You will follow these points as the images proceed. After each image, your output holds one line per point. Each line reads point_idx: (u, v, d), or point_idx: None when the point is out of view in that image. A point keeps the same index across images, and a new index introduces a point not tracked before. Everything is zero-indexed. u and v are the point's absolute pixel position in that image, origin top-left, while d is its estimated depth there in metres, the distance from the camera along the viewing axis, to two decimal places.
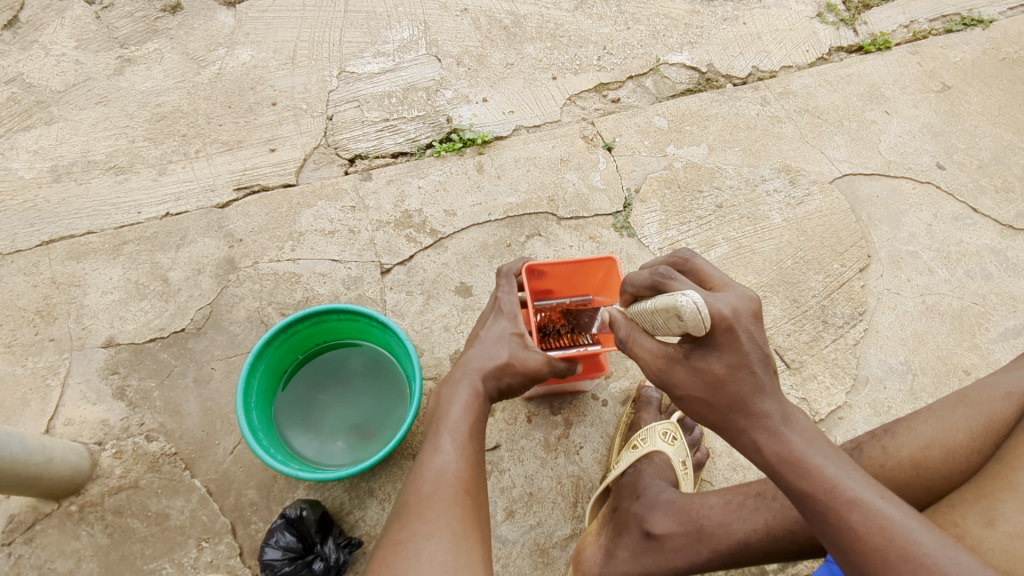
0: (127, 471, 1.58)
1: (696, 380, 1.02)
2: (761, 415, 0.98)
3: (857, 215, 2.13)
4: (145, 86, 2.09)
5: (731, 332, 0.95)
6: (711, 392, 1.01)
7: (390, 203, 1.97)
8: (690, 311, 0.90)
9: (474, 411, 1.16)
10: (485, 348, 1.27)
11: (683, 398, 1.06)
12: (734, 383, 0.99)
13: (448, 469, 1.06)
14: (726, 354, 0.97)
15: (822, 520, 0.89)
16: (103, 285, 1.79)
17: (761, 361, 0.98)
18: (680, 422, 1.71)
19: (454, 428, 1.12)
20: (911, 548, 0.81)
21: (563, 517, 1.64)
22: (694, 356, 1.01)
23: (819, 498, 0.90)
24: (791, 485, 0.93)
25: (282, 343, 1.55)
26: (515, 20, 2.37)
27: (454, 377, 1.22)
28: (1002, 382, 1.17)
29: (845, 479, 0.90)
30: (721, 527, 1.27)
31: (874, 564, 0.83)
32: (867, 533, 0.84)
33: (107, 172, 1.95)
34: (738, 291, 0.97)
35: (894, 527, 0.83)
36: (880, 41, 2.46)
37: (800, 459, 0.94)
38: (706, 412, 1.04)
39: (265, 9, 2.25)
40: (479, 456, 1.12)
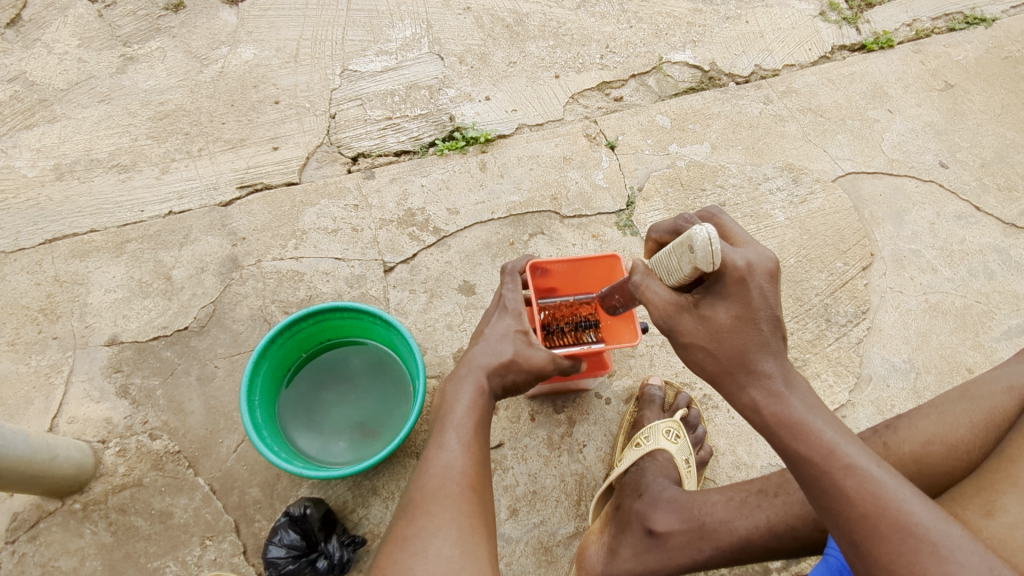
0: (131, 469, 1.58)
1: (700, 331, 1.01)
2: (762, 374, 0.97)
3: (860, 213, 2.12)
4: (147, 84, 2.09)
5: (743, 284, 0.97)
6: (713, 349, 1.00)
7: (393, 201, 1.97)
8: (705, 241, 0.87)
9: (479, 408, 1.16)
10: (490, 345, 1.26)
11: (684, 351, 1.04)
12: (739, 335, 0.98)
13: (454, 466, 1.06)
14: (737, 308, 0.98)
15: (815, 485, 0.89)
16: (106, 284, 1.79)
17: (770, 319, 0.97)
18: (684, 420, 1.69)
19: (459, 425, 1.12)
20: (903, 518, 0.82)
21: (566, 516, 1.64)
22: (704, 308, 1.00)
23: (817, 462, 0.90)
24: (787, 447, 0.93)
25: (285, 341, 1.55)
26: (518, 19, 2.36)
27: (458, 374, 1.21)
28: (1004, 376, 1.17)
29: (843, 445, 0.90)
30: (723, 525, 1.28)
31: (864, 531, 0.83)
32: (860, 501, 0.84)
33: (110, 171, 1.94)
34: (760, 248, 0.99)
35: (886, 496, 0.84)
36: (882, 39, 2.46)
37: (799, 421, 0.93)
38: (704, 370, 1.03)
39: (268, 7, 2.25)
40: (484, 453, 1.12)
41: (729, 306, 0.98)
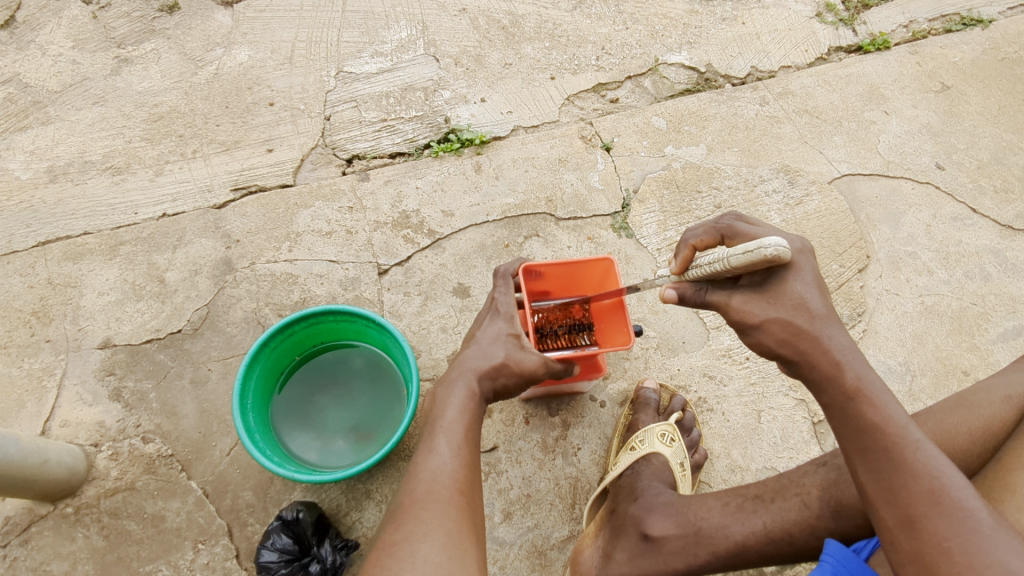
0: (123, 473, 1.57)
1: (778, 307, 1.03)
2: (840, 344, 1.00)
3: (856, 215, 2.12)
4: (142, 86, 2.08)
5: (805, 252, 1.05)
6: (794, 320, 1.01)
7: (388, 203, 1.96)
8: (779, 253, 0.95)
9: (471, 412, 1.15)
10: (482, 348, 1.26)
11: (756, 332, 1.05)
12: (820, 303, 1.02)
13: (443, 470, 1.05)
14: (813, 280, 1.03)
15: (879, 456, 0.90)
16: (100, 286, 1.78)
17: (820, 285, 1.03)
18: (679, 423, 1.69)
19: (450, 429, 1.11)
20: (963, 500, 0.83)
21: (560, 519, 1.63)
22: (779, 286, 1.03)
23: (889, 433, 0.91)
24: (860, 414, 0.94)
25: (278, 345, 1.54)
26: (514, 20, 2.36)
27: (450, 377, 1.21)
28: (1002, 385, 1.16)
29: (917, 425, 0.91)
30: (719, 530, 1.28)
31: (924, 506, 0.84)
32: (925, 477, 0.85)
33: (103, 173, 1.94)
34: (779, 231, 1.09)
35: (951, 477, 0.85)
36: (879, 41, 2.45)
37: (875, 393, 0.95)
38: (784, 343, 1.03)
39: (263, 9, 2.25)
40: (474, 457, 1.11)
41: (804, 277, 1.02)
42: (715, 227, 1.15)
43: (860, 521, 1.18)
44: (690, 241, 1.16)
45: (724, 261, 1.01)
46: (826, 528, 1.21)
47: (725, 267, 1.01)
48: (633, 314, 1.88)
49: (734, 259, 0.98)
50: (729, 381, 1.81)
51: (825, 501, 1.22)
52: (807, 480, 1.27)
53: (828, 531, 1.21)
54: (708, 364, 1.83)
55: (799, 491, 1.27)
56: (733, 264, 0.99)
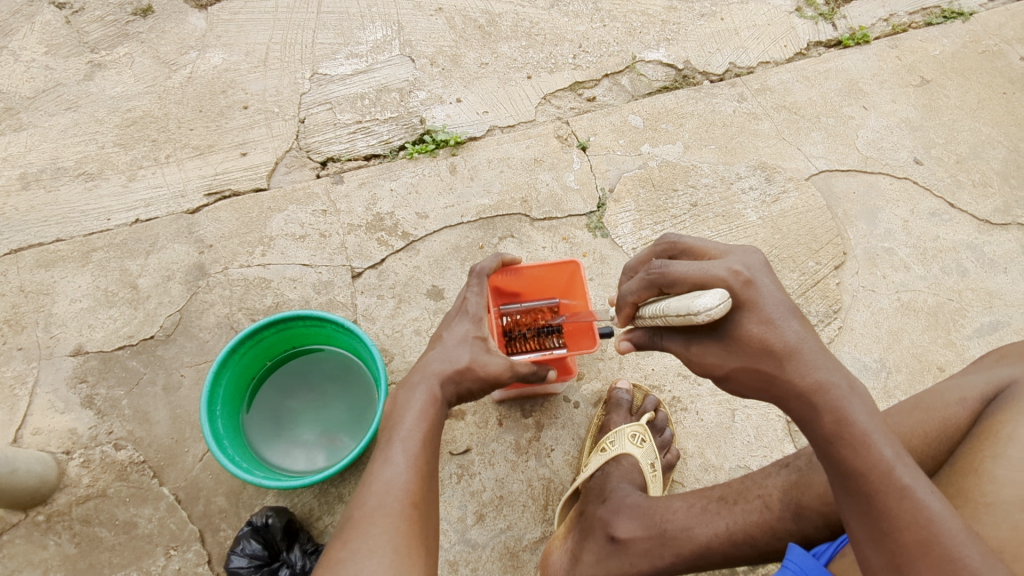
0: (95, 480, 1.57)
1: (736, 355, 1.00)
2: (819, 372, 0.94)
3: (833, 212, 2.11)
4: (115, 91, 2.08)
5: (751, 285, 0.98)
6: (769, 357, 0.96)
7: (362, 206, 1.96)
8: (712, 315, 0.90)
9: (432, 416, 1.15)
10: (446, 351, 1.25)
11: (725, 380, 1.05)
12: (789, 332, 0.96)
13: (394, 480, 1.05)
14: (775, 310, 0.97)
15: (863, 502, 0.85)
16: (72, 293, 1.78)
17: (785, 313, 0.97)
18: (651, 423, 1.69)
19: (406, 438, 1.10)
20: (956, 551, 0.77)
21: (533, 521, 1.64)
22: (735, 325, 0.99)
23: (871, 479, 0.85)
24: (840, 459, 0.89)
25: (248, 350, 1.54)
26: (490, 19, 2.35)
27: (412, 381, 1.20)
28: (957, 386, 1.15)
29: (903, 463, 0.85)
30: (684, 532, 1.28)
31: (912, 559, 0.79)
32: (914, 529, 0.80)
33: (75, 179, 1.93)
34: (738, 249, 1.04)
35: (942, 525, 0.79)
36: (858, 35, 2.44)
37: (864, 430, 0.89)
38: (761, 387, 1.00)
39: (238, 11, 2.24)
40: (431, 466, 1.11)
41: (758, 314, 0.97)
42: (648, 279, 1.07)
43: (820, 523, 1.19)
44: (629, 299, 1.12)
45: (665, 318, 1.00)
46: (787, 530, 1.22)
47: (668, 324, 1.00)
48: None
49: (672, 320, 0.97)
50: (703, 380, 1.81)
51: (786, 503, 1.23)
52: (769, 481, 1.28)
53: (789, 534, 1.22)
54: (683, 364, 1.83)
55: (761, 492, 1.27)
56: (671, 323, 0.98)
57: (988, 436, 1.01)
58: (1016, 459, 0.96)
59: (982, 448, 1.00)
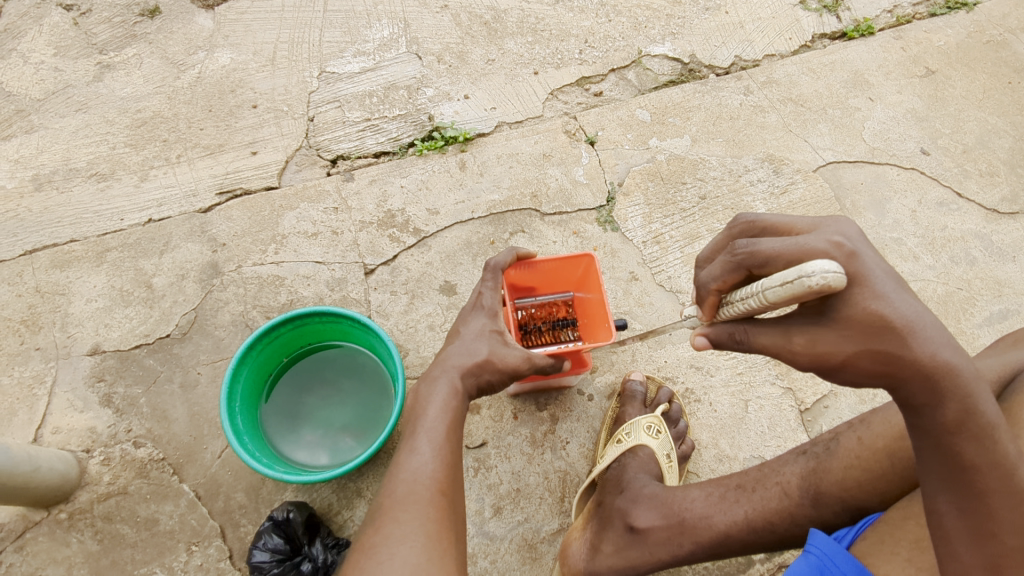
0: (116, 478, 1.59)
1: (852, 339, 0.87)
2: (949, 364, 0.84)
3: (841, 203, 2.13)
4: (124, 92, 2.09)
5: (855, 257, 0.85)
6: (893, 340, 0.84)
7: (373, 203, 1.97)
8: (830, 281, 0.78)
9: (454, 407, 1.17)
10: (465, 345, 1.26)
11: (840, 370, 0.91)
12: (910, 311, 0.85)
13: (421, 469, 1.07)
14: (892, 285, 0.85)
15: (974, 500, 0.84)
16: (87, 293, 1.79)
17: (898, 287, 0.86)
18: (665, 414, 1.70)
19: (430, 428, 1.12)
20: None
21: (550, 513, 1.65)
22: (848, 303, 0.86)
23: (990, 477, 0.83)
24: (958, 452, 0.86)
25: (265, 347, 1.56)
26: (496, 16, 2.36)
27: (432, 375, 1.21)
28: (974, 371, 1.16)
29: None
30: (703, 520, 1.29)
31: (1015, 559, 0.81)
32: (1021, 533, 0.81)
33: (88, 180, 1.94)
34: (841, 224, 0.91)
35: None
36: (863, 26, 2.45)
37: (989, 427, 0.85)
38: (877, 375, 0.88)
39: (245, 10, 2.25)
40: (456, 456, 1.12)
41: (874, 290, 0.85)
42: (732, 261, 0.95)
43: (837, 509, 1.20)
44: (711, 286, 0.99)
45: (762, 296, 0.87)
46: (806, 516, 1.24)
47: (766, 303, 0.87)
48: (620, 308, 1.89)
49: (773, 292, 0.84)
50: (716, 371, 1.83)
51: (806, 490, 1.24)
52: (787, 468, 1.30)
53: (808, 520, 1.24)
54: (695, 355, 1.85)
55: (779, 479, 1.29)
56: (773, 299, 0.85)
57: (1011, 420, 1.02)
58: None
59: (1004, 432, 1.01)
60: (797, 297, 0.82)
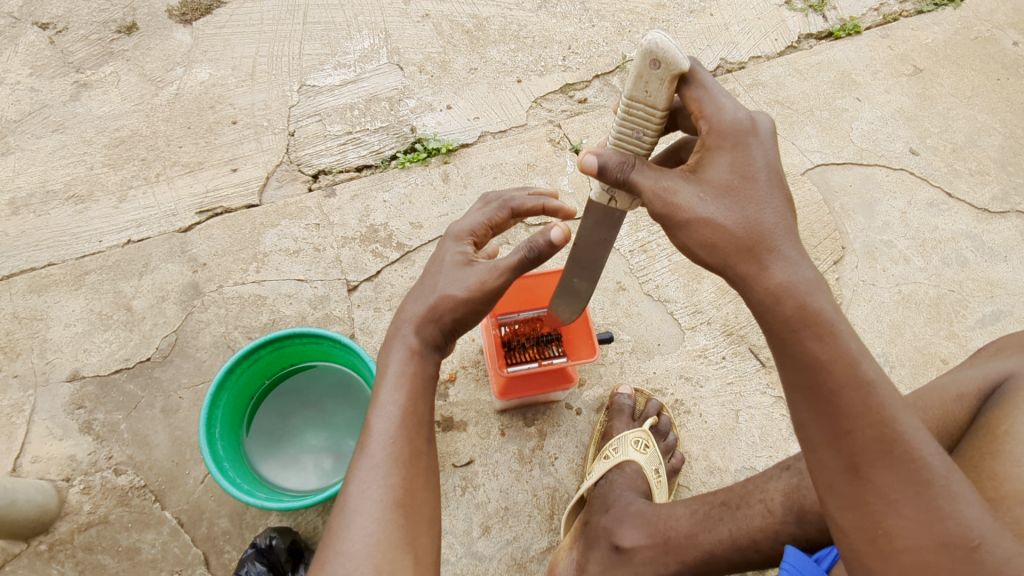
0: (96, 507, 1.56)
1: (709, 204, 0.89)
2: (789, 266, 0.86)
3: (830, 206, 2.10)
4: (102, 111, 2.06)
5: (749, 136, 0.90)
6: (741, 208, 0.88)
7: (356, 218, 1.94)
8: (659, 44, 0.85)
9: (408, 380, 1.01)
10: (420, 288, 1.11)
11: (682, 232, 0.91)
12: (760, 196, 0.89)
13: (371, 477, 0.93)
14: (762, 167, 0.90)
15: (823, 399, 0.82)
16: (66, 318, 1.76)
17: (770, 175, 0.90)
18: (654, 428, 1.67)
19: (384, 417, 0.98)
20: (917, 450, 0.78)
21: (539, 531, 1.62)
22: (705, 169, 0.91)
23: (835, 374, 0.81)
24: (804, 350, 0.83)
25: (245, 371, 1.53)
26: (478, 23, 2.33)
27: (390, 335, 1.07)
28: (956, 382, 1.12)
29: (868, 358, 0.82)
30: (687, 539, 1.27)
31: (873, 456, 0.79)
32: (875, 425, 0.79)
33: (66, 203, 1.92)
34: (735, 98, 0.91)
35: (906, 422, 0.79)
36: (849, 25, 2.42)
37: (829, 324, 0.83)
38: (707, 247, 0.89)
39: (223, 25, 2.22)
40: (416, 446, 0.97)
41: (746, 160, 0.89)
42: None
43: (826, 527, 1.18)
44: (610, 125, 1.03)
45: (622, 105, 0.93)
46: (789, 534, 1.21)
47: (625, 110, 0.93)
48: (608, 319, 1.86)
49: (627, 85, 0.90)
50: (706, 381, 1.80)
51: (788, 507, 1.21)
52: (771, 485, 1.26)
53: (793, 538, 1.21)
54: (685, 366, 1.82)
55: (763, 496, 1.26)
56: (628, 94, 0.91)
57: (989, 432, 0.99)
58: (1014, 453, 0.93)
59: (980, 444, 0.99)
60: (643, 76, 0.89)
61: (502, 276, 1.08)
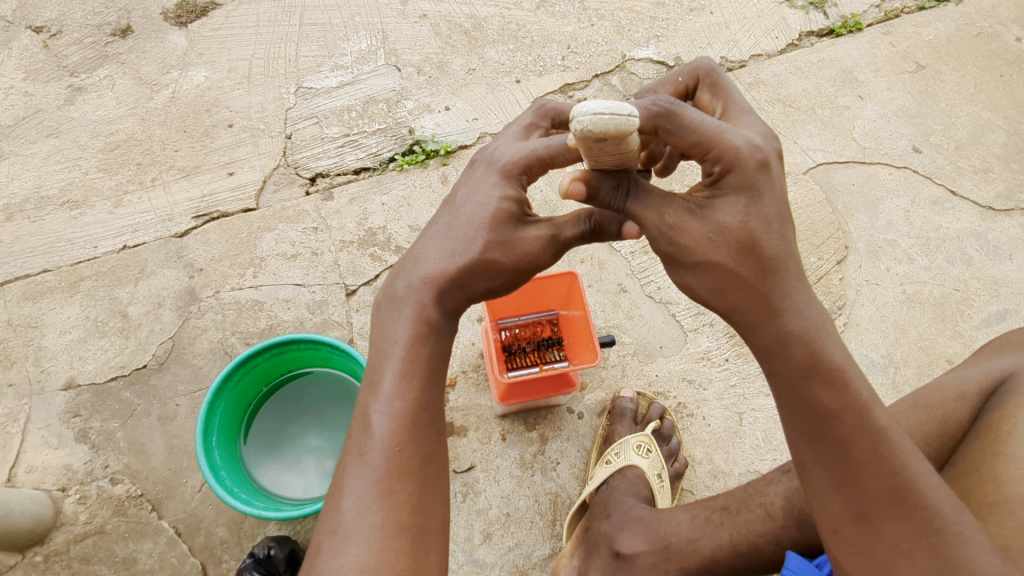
0: (92, 517, 1.54)
1: (719, 249, 0.87)
2: (801, 310, 0.85)
3: (833, 205, 2.08)
4: (97, 115, 2.04)
5: (764, 171, 0.86)
6: (755, 256, 0.86)
7: (354, 221, 1.92)
8: (591, 127, 0.79)
9: (417, 367, 0.94)
10: (437, 241, 1.01)
11: (689, 273, 0.91)
12: (775, 238, 0.86)
13: (368, 496, 0.87)
14: (775, 208, 0.87)
15: (831, 447, 0.83)
16: (61, 325, 1.74)
17: (780, 215, 0.87)
18: (657, 432, 1.66)
19: (388, 412, 0.91)
20: (928, 497, 0.81)
21: (541, 537, 1.60)
22: (714, 208, 0.88)
23: (845, 421, 0.82)
24: (814, 398, 0.83)
25: (242, 377, 1.51)
26: (476, 23, 2.30)
27: (394, 299, 0.99)
28: (955, 381, 1.09)
29: (876, 404, 0.83)
30: (689, 544, 1.25)
31: (881, 504, 0.82)
32: (885, 473, 0.81)
33: (60, 208, 1.90)
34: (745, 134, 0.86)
35: (915, 469, 0.82)
36: (851, 22, 2.39)
37: (841, 369, 0.83)
38: (716, 292, 0.89)
39: (218, 27, 2.20)
40: (423, 450, 0.92)
41: (761, 203, 0.86)
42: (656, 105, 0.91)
43: None
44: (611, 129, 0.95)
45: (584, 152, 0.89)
46: (791, 539, 1.18)
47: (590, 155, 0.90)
48: (609, 321, 1.84)
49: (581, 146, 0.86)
50: (709, 384, 1.78)
51: (789, 511, 1.18)
52: (771, 489, 1.23)
53: (796, 544, 1.19)
54: (687, 368, 1.80)
55: (764, 499, 1.23)
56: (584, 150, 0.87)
57: (990, 433, 0.97)
58: (1018, 456, 0.92)
59: (982, 445, 0.97)
60: (591, 142, 0.84)
61: (552, 248, 1.05)
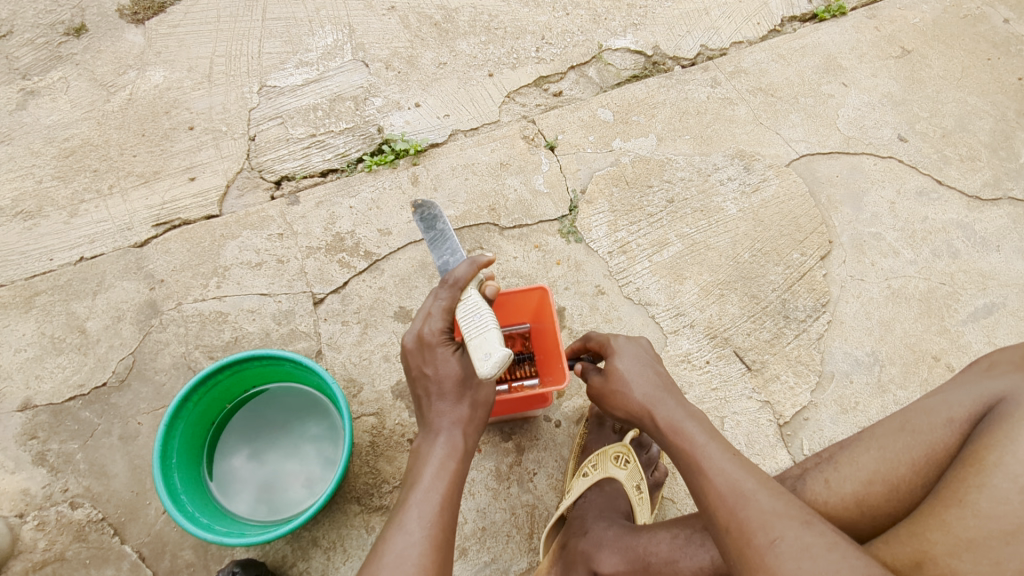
0: (52, 543, 1.49)
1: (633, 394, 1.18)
2: (669, 411, 1.13)
3: (816, 198, 2.02)
4: (50, 120, 1.95)
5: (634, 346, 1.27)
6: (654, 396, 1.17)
7: (321, 226, 1.85)
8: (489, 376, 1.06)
9: (446, 470, 1.11)
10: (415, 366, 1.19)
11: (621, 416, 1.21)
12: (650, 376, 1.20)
13: (410, 557, 1.01)
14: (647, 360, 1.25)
15: (694, 472, 1.04)
16: (16, 343, 1.68)
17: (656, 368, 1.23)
18: (636, 440, 1.60)
19: (423, 500, 1.07)
20: (744, 485, 0.98)
21: (518, 551, 1.56)
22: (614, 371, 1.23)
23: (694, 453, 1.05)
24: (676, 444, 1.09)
25: (202, 398, 1.45)
26: (446, 15, 2.22)
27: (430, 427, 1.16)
28: (943, 403, 1.04)
29: (717, 441, 1.06)
30: (668, 566, 1.20)
31: (716, 498, 0.99)
32: (722, 479, 1.00)
33: (14, 219, 1.82)
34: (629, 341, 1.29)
35: (737, 471, 1.00)
36: (834, 7, 2.32)
37: (672, 424, 1.11)
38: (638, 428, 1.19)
39: (177, 24, 2.10)
40: (446, 531, 1.06)
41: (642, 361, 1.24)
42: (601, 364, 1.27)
43: None
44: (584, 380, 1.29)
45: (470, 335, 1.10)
46: None
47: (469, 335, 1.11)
48: (586, 325, 1.80)
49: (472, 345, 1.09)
50: (689, 387, 1.73)
51: None
52: None
53: None
54: None
55: None
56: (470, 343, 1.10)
57: (974, 462, 0.92)
58: (1002, 490, 0.88)
59: (966, 474, 0.92)
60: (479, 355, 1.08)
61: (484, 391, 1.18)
